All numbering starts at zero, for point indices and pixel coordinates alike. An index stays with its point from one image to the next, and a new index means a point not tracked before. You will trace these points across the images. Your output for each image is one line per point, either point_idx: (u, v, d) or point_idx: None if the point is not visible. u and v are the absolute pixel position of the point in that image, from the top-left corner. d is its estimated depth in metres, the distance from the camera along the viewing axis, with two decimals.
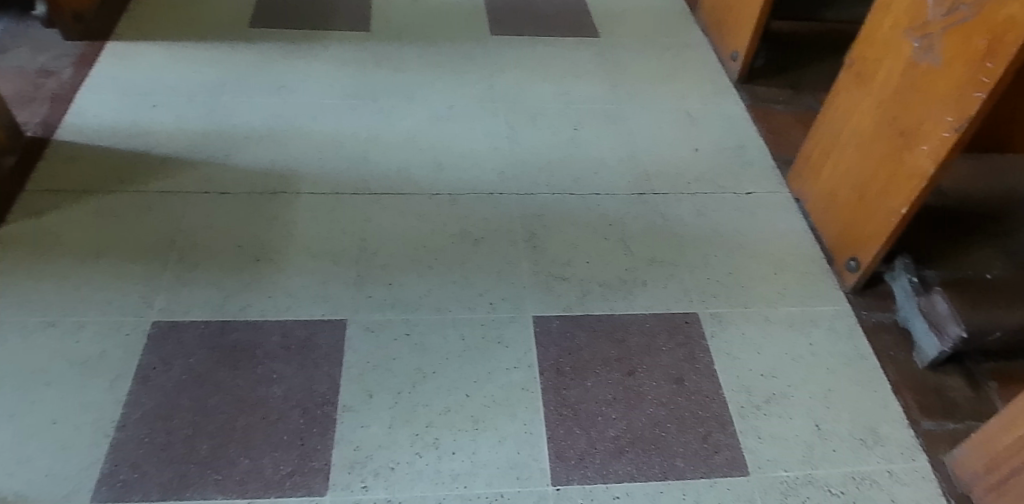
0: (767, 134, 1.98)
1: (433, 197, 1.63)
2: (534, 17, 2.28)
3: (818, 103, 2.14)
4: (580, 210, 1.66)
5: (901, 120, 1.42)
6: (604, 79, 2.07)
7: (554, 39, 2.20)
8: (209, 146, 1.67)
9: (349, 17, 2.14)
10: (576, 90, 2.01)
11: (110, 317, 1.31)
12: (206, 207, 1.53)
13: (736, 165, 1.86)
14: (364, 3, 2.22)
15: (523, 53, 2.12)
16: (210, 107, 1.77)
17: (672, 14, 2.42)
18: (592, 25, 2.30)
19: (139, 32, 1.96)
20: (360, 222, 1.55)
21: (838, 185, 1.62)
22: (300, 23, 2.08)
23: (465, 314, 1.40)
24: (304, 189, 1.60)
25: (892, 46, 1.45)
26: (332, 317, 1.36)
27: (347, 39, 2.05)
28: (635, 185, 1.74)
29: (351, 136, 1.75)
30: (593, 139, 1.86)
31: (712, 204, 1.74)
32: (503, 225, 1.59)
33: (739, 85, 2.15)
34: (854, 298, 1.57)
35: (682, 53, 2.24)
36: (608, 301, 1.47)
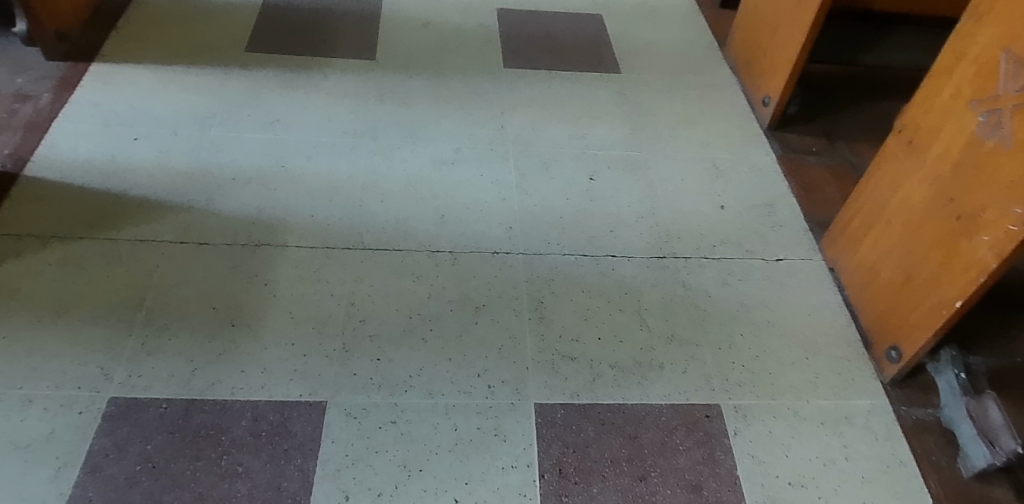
0: (799, 191, 1.82)
1: (432, 255, 1.48)
2: (551, 48, 2.14)
3: (854, 155, 1.98)
4: (593, 276, 1.50)
5: (959, 202, 1.26)
6: (625, 122, 1.92)
7: (572, 74, 2.05)
8: (191, 188, 1.53)
9: (354, 42, 2.00)
10: (594, 133, 1.86)
11: (63, 392, 1.18)
12: (182, 259, 1.39)
13: (765, 225, 1.70)
14: (372, 26, 2.07)
15: (538, 90, 1.97)
16: (196, 141, 1.63)
17: (700, 48, 2.26)
18: (614, 59, 2.14)
19: (127, 53, 1.83)
20: (350, 282, 1.40)
21: (880, 262, 1.46)
22: (301, 47, 1.94)
23: (459, 399, 1.25)
24: (291, 242, 1.46)
25: (952, 117, 1.29)
26: (311, 399, 1.22)
27: (349, 67, 1.91)
28: (654, 247, 1.59)
29: (347, 180, 1.61)
30: (611, 192, 1.71)
31: (739, 272, 1.58)
32: (507, 291, 1.44)
33: (770, 133, 1.99)
34: (892, 390, 1.41)
35: (710, 94, 2.09)
36: (621, 388, 1.32)
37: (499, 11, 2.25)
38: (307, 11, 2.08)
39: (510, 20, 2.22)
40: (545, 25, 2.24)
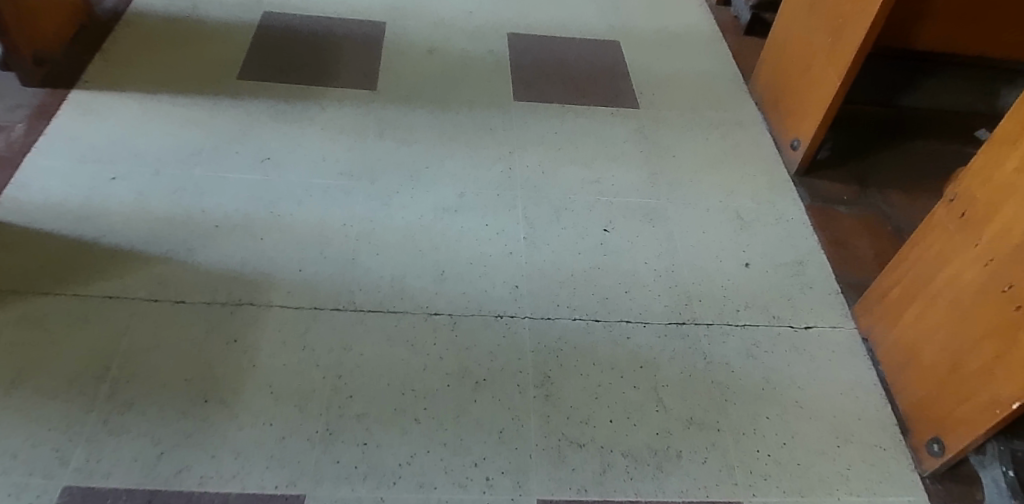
0: (829, 247, 1.69)
1: (429, 318, 1.35)
2: (565, 79, 2.00)
3: (889, 204, 1.84)
4: (605, 345, 1.37)
5: (1020, 289, 1.12)
6: (643, 164, 1.78)
7: (587, 108, 1.92)
8: (170, 237, 1.40)
9: (354, 70, 1.87)
10: (609, 177, 1.73)
11: (12, 478, 1.06)
12: (154, 320, 1.27)
13: (793, 286, 1.57)
14: (374, 52, 1.95)
15: (550, 126, 1.84)
16: (179, 182, 1.51)
17: (724, 81, 2.12)
18: (632, 92, 2.01)
19: (110, 80, 1.70)
20: (338, 349, 1.27)
21: (922, 343, 1.33)
22: (297, 75, 1.82)
23: (454, 493, 1.13)
24: (275, 301, 1.33)
25: (1015, 193, 1.15)
26: (288, 491, 1.10)
27: (348, 98, 1.79)
28: (673, 312, 1.46)
29: (340, 229, 1.48)
30: (627, 245, 1.57)
31: (765, 342, 1.45)
32: (511, 362, 1.31)
33: (799, 179, 1.85)
34: (932, 485, 1.28)
35: (734, 132, 1.94)
36: (633, 481, 1.19)
37: (511, 35, 2.12)
38: (306, 35, 1.95)
39: (521, 46, 2.09)
40: (559, 53, 2.10)
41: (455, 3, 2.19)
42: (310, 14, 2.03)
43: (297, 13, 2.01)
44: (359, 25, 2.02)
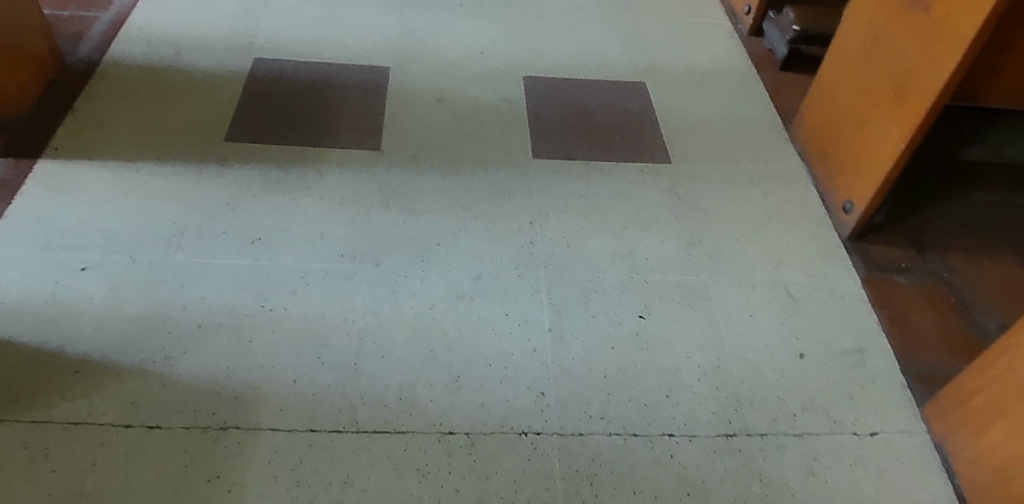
0: (891, 328, 1.49)
1: (443, 439, 1.17)
2: (588, 129, 1.81)
3: (952, 269, 1.64)
4: (645, 466, 1.19)
5: None
6: (678, 232, 1.60)
7: (614, 164, 1.73)
8: (146, 342, 1.23)
9: (356, 126, 1.70)
10: (642, 249, 1.55)
11: None
12: (124, 451, 1.09)
13: (854, 381, 1.38)
14: (377, 104, 1.77)
15: (573, 188, 1.65)
16: (158, 271, 1.33)
17: (762, 127, 1.93)
18: (661, 142, 1.82)
19: (84, 146, 1.53)
20: (337, 485, 1.09)
21: (1016, 466, 1.12)
22: (293, 135, 1.64)
23: None
24: (265, 422, 1.15)
25: None
26: None
27: (349, 160, 1.61)
28: (721, 420, 1.27)
29: (340, 324, 1.31)
30: (665, 334, 1.39)
31: (827, 454, 1.26)
32: (538, 494, 1.13)
33: (851, 244, 1.66)
34: None
35: (777, 190, 1.76)
36: None
37: (526, 79, 1.93)
38: (301, 85, 1.77)
39: (539, 91, 1.90)
40: (580, 98, 1.91)
41: (465, 41, 2.00)
42: (307, 59, 1.85)
43: (293, 59, 1.84)
44: (360, 71, 1.84)
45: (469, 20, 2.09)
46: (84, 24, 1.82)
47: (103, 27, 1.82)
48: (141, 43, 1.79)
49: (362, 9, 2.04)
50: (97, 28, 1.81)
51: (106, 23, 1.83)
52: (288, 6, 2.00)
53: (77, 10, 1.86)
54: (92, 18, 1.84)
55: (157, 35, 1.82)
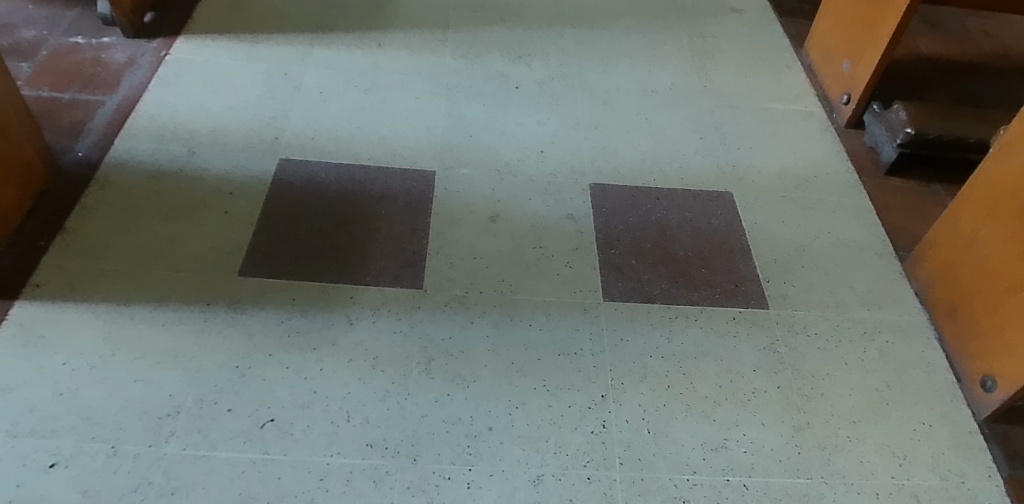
0: None
1: None
2: (669, 258, 1.51)
3: None
4: None
5: None
6: (783, 411, 1.29)
7: (702, 309, 1.42)
8: None
9: (393, 254, 1.42)
10: (740, 436, 1.24)
11: None
12: None
13: None
14: (419, 221, 1.49)
15: (654, 343, 1.35)
16: (145, 470, 1.07)
17: (873, 256, 1.61)
18: (757, 278, 1.51)
19: (70, 283, 1.27)
20: None
21: None
22: (318, 266, 1.37)
23: None
24: None
25: None
26: None
27: (383, 303, 1.33)
28: None
29: None
30: None
31: None
32: None
33: (991, 429, 1.33)
34: None
35: (900, 346, 1.44)
36: None
37: (594, 187, 1.64)
38: (332, 197, 1.50)
39: (608, 204, 1.61)
40: (658, 213, 1.61)
41: (522, 136, 1.72)
42: (339, 161, 1.58)
43: (322, 162, 1.58)
44: (401, 179, 1.57)
45: (525, 106, 1.81)
46: (86, 111, 1.58)
47: (107, 114, 1.58)
48: (150, 137, 1.55)
49: (404, 92, 1.78)
50: (100, 116, 1.58)
51: (111, 110, 1.60)
52: (320, 89, 1.75)
53: (80, 92, 1.63)
54: (96, 102, 1.61)
55: (169, 128, 1.58)
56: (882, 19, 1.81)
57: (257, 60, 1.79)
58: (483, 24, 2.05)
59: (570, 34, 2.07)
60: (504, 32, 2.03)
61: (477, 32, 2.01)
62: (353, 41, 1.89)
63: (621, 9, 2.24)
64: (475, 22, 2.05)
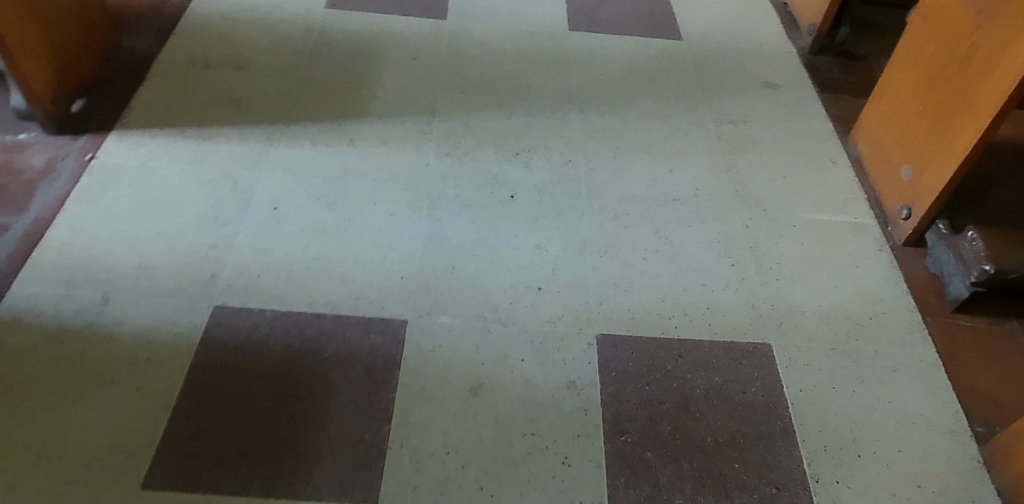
0: None
1: None
2: (693, 448, 1.21)
3: None
4: None
5: None
6: None
7: None
8: None
9: (346, 450, 1.12)
10: None
11: None
12: None
13: None
14: (381, 399, 1.19)
15: None
16: None
17: (946, 437, 1.31)
18: (802, 477, 1.21)
19: None
20: None
21: None
22: (248, 473, 1.08)
23: None
24: None
25: None
26: None
27: None
28: None
29: None
30: None
31: None
32: None
33: None
34: None
35: None
36: None
37: (602, 340, 1.33)
38: (275, 363, 1.21)
39: (621, 364, 1.30)
40: (683, 377, 1.30)
41: (516, 266, 1.42)
42: (290, 308, 1.29)
43: (269, 309, 1.28)
44: (363, 333, 1.27)
45: (522, 222, 1.51)
46: None
47: (9, 245, 1.30)
48: (58, 279, 1.27)
49: (376, 207, 1.48)
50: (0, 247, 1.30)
51: (14, 238, 1.31)
52: (275, 203, 1.45)
53: None
54: None
55: (83, 264, 1.30)
56: (954, 126, 1.47)
57: (202, 163, 1.50)
58: (476, 109, 1.74)
59: (579, 120, 1.76)
60: (499, 120, 1.73)
61: (468, 119, 1.71)
62: (320, 137, 1.60)
63: (639, 81, 1.92)
64: (466, 106, 1.75)
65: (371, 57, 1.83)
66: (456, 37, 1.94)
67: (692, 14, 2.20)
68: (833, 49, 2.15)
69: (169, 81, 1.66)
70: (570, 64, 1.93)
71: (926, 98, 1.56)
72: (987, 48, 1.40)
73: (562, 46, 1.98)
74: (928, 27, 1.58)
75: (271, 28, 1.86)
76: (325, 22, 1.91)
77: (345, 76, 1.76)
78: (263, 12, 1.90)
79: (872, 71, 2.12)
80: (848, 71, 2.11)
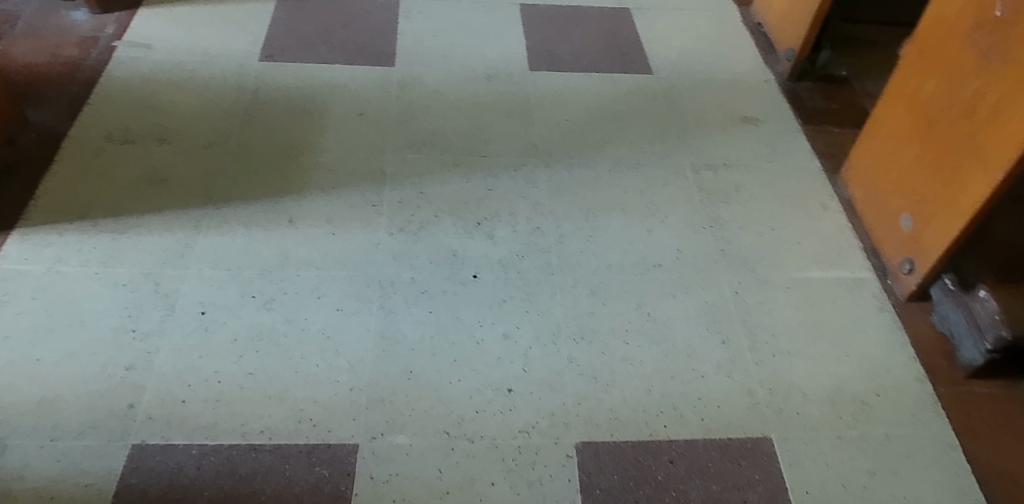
0: None
1: None
2: None
3: None
4: None
5: None
6: None
7: None
8: None
9: None
10: None
11: None
12: None
13: None
14: None
15: None
16: None
17: None
18: None
19: None
20: None
21: None
22: None
23: None
24: None
25: None
26: None
27: None
28: None
29: None
30: None
31: None
32: None
33: None
34: None
35: None
36: None
37: (583, 449, 1.17)
38: None
39: (606, 479, 1.14)
40: (675, 489, 1.15)
41: (482, 364, 1.26)
42: (221, 441, 1.12)
43: (195, 445, 1.11)
44: (306, 466, 1.10)
45: (486, 308, 1.34)
46: None
47: None
48: None
49: (320, 302, 1.31)
50: None
51: None
52: (203, 306, 1.28)
53: None
54: None
55: None
56: (962, 179, 1.33)
57: (118, 263, 1.32)
58: (431, 172, 1.57)
59: (545, 178, 1.60)
60: (457, 184, 1.56)
61: (422, 185, 1.54)
62: (256, 219, 1.43)
63: (608, 126, 1.75)
64: (419, 169, 1.58)
65: (311, 117, 1.65)
66: (406, 86, 1.76)
67: (662, 43, 2.05)
68: (814, 73, 2.00)
69: (81, 163, 1.48)
70: (533, 110, 1.76)
71: (927, 142, 1.42)
72: (996, 95, 1.26)
73: (523, 90, 1.81)
74: (926, 63, 1.43)
75: (198, 88, 1.67)
76: (258, 77, 1.72)
77: (282, 144, 1.58)
78: (189, 70, 1.71)
79: (855, 95, 1.98)
80: (832, 97, 1.96)
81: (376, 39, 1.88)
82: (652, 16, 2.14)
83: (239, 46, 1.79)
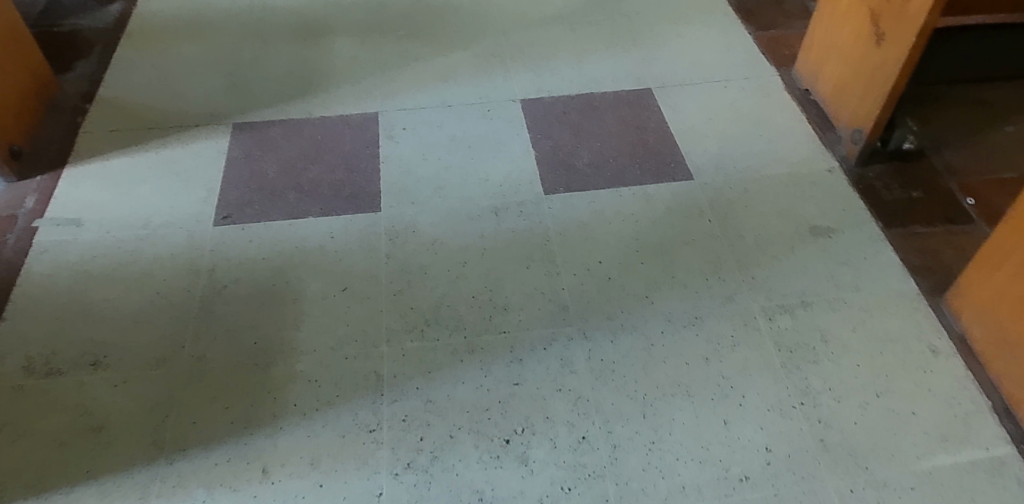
0: None
1: None
2: None
3: None
4: None
5: None
6: None
7: None
8: None
9: None
10: None
11: None
12: None
13: None
14: None
15: None
16: None
17: None
18: None
19: None
20: None
21: None
22: None
23: None
24: None
25: None
26: None
27: None
28: None
29: None
30: None
31: None
32: None
33: None
34: None
35: None
36: None
37: None
38: None
39: None
40: None
41: None
42: None
43: None
44: None
45: None
46: None
47: None
48: None
49: None
50: None
51: None
52: None
53: None
54: None
55: None
56: None
57: None
58: (438, 366, 1.24)
59: (582, 356, 1.26)
60: (473, 381, 1.22)
61: (429, 389, 1.21)
62: (220, 475, 1.10)
63: (650, 264, 1.42)
64: (423, 363, 1.24)
65: (283, 303, 1.32)
66: (397, 239, 1.43)
67: (697, 132, 1.70)
68: (884, 153, 1.65)
69: None
70: (556, 253, 1.42)
71: None
72: None
73: (540, 224, 1.47)
74: None
75: (141, 278, 1.34)
76: (216, 251, 1.39)
77: (249, 348, 1.25)
78: (130, 251, 1.38)
79: (937, 176, 1.63)
80: (909, 183, 1.61)
81: (355, 174, 1.54)
82: (679, 95, 1.80)
83: (189, 207, 1.46)
